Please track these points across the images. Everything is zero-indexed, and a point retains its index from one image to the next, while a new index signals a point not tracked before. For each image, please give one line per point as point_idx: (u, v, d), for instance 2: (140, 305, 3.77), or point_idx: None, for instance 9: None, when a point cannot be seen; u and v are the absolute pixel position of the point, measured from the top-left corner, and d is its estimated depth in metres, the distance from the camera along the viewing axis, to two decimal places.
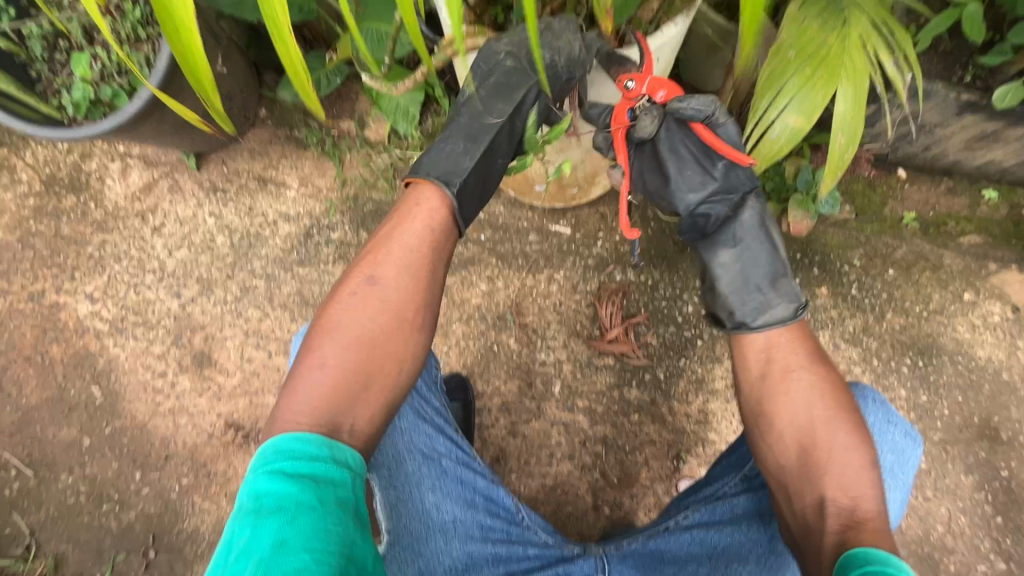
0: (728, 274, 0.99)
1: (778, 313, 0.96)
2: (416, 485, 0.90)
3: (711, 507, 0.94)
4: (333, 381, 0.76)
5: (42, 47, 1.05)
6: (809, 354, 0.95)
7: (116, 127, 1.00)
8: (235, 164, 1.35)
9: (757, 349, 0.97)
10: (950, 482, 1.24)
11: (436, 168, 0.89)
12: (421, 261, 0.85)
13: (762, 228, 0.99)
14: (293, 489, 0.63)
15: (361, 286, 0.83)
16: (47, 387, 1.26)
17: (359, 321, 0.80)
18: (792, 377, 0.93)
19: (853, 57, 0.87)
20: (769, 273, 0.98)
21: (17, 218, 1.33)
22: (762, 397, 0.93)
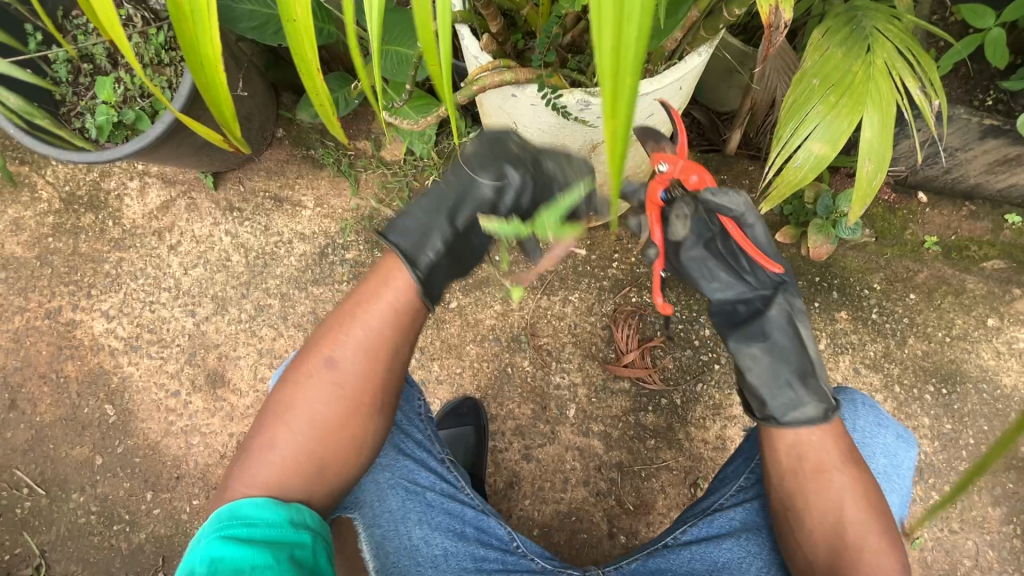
0: (757, 367, 0.87)
1: (808, 412, 0.82)
2: (402, 521, 0.84)
3: (709, 521, 0.91)
4: (285, 471, 0.71)
5: (68, 71, 1.06)
6: (848, 455, 0.81)
7: (138, 150, 1.01)
8: (252, 183, 1.36)
9: (788, 445, 0.82)
10: (976, 515, 1.20)
11: (402, 234, 0.78)
12: (384, 344, 0.76)
13: (793, 322, 0.89)
14: (249, 553, 0.61)
15: (319, 367, 0.75)
16: (61, 405, 1.26)
17: (314, 406, 0.73)
18: (826, 478, 0.79)
19: (877, 84, 0.87)
20: (801, 370, 0.85)
21: (36, 235, 1.34)
22: (792, 495, 0.80)
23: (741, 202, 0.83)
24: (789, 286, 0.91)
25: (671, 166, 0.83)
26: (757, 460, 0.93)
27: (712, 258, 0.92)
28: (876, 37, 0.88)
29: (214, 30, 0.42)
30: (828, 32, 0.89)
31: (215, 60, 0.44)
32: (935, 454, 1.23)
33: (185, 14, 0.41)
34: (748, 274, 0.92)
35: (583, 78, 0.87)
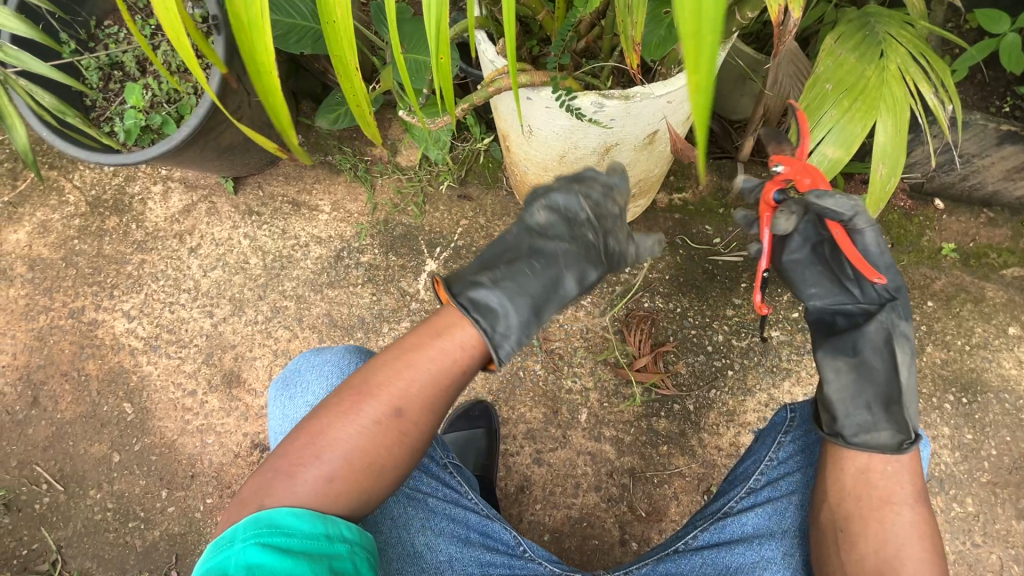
0: (838, 382, 0.85)
1: (881, 438, 0.80)
2: (404, 528, 0.83)
3: (720, 526, 0.91)
4: (333, 512, 0.63)
5: (99, 78, 1.11)
6: (919, 496, 0.78)
7: (164, 153, 1.04)
8: (271, 188, 1.39)
9: (855, 467, 0.80)
10: (1001, 528, 1.17)
11: (480, 303, 0.72)
12: (450, 401, 0.71)
13: (890, 341, 0.83)
14: (287, 564, 0.57)
15: (383, 415, 0.67)
16: (81, 403, 1.29)
17: (369, 450, 0.66)
18: (891, 511, 0.77)
19: (891, 89, 0.87)
20: (887, 396, 0.82)
21: (62, 237, 1.38)
22: (849, 516, 0.78)
23: (850, 207, 0.79)
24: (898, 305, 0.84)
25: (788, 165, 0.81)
26: (766, 462, 0.93)
27: (815, 263, 0.90)
28: (889, 42, 0.89)
29: (266, 38, 0.43)
30: (840, 37, 0.89)
31: (269, 68, 0.44)
32: (956, 465, 1.20)
33: (244, 27, 0.42)
34: (854, 284, 0.88)
35: (596, 82, 0.88)
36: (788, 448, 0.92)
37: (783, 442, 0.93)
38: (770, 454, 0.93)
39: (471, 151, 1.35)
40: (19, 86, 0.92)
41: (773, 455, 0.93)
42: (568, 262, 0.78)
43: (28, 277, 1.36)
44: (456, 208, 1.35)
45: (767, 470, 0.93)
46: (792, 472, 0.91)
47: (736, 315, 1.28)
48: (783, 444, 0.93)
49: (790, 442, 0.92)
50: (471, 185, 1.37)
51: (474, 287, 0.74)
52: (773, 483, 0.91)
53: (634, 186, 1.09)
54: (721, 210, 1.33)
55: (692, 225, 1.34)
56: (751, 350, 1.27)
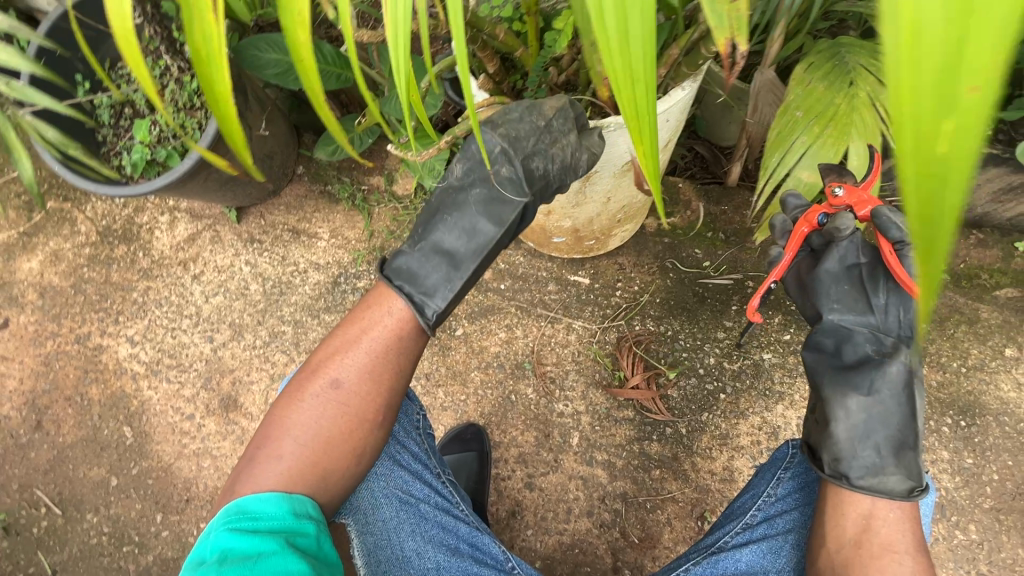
0: (848, 421, 0.85)
1: (890, 483, 0.82)
2: (394, 530, 0.84)
3: (713, 561, 0.89)
4: (296, 484, 0.71)
5: (110, 115, 1.17)
6: (919, 542, 0.80)
7: (167, 185, 1.10)
8: (272, 217, 1.44)
9: (857, 511, 0.82)
10: (1007, 557, 1.13)
11: (404, 273, 0.82)
12: (388, 366, 0.79)
13: (910, 386, 0.85)
14: (254, 542, 0.64)
15: (323, 388, 0.77)
16: (83, 427, 1.31)
17: (317, 421, 0.75)
18: (893, 560, 0.78)
19: (862, 115, 0.89)
20: (896, 440, 0.84)
21: (73, 266, 1.43)
22: (848, 564, 0.79)
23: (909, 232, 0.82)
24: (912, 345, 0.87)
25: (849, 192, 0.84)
26: (765, 496, 0.92)
27: (844, 281, 0.91)
28: (859, 71, 0.91)
29: (228, 69, 0.40)
30: (810, 67, 0.92)
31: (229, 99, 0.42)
32: (957, 491, 1.18)
33: (203, 60, 0.40)
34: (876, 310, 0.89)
35: None
36: (787, 485, 0.92)
37: (782, 478, 0.92)
38: (769, 489, 0.92)
39: None
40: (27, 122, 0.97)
41: (772, 491, 0.92)
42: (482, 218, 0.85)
43: (39, 304, 1.41)
44: None
45: (765, 507, 0.91)
46: (789, 510, 0.91)
47: (728, 338, 1.29)
48: (781, 480, 0.92)
49: (789, 479, 0.92)
50: None
51: (401, 256, 0.84)
52: (769, 520, 0.90)
53: (619, 212, 1.12)
54: (710, 234, 1.35)
55: (682, 249, 1.35)
56: (743, 372, 1.26)
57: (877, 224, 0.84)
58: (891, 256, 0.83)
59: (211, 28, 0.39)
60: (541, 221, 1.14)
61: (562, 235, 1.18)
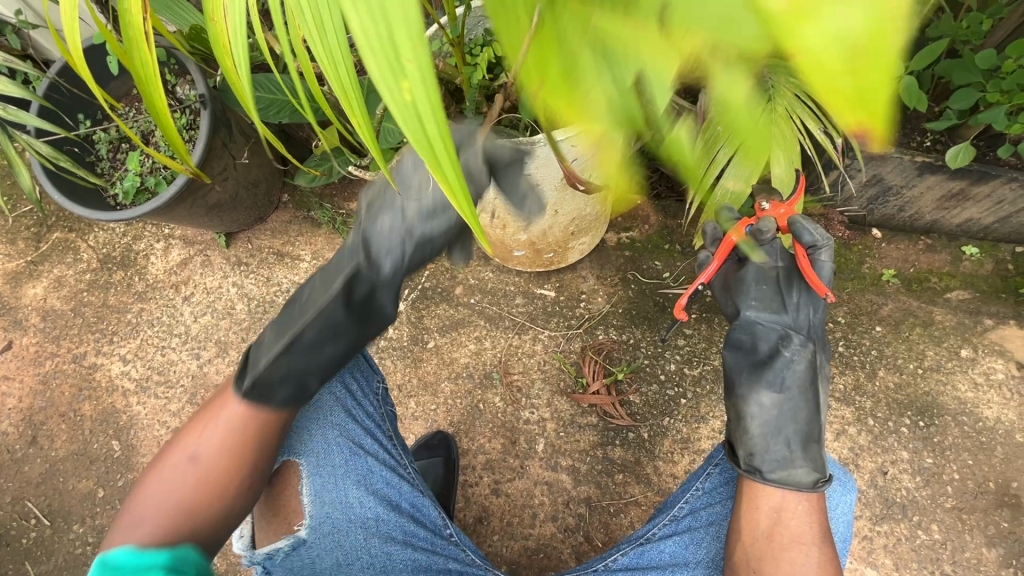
0: (762, 416, 0.91)
1: (799, 475, 0.87)
2: (341, 476, 0.90)
3: (640, 551, 0.93)
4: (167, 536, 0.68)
5: (108, 149, 1.30)
6: (826, 533, 0.83)
7: (155, 209, 1.21)
8: (258, 241, 1.54)
9: (769, 505, 0.85)
10: (970, 556, 1.14)
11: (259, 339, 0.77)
12: (251, 442, 0.74)
13: (814, 379, 0.94)
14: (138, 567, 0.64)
15: (179, 463, 0.73)
16: (74, 441, 1.38)
17: (170, 496, 0.71)
18: (801, 551, 0.81)
19: (781, 128, 0.97)
20: (805, 433, 0.90)
21: (74, 290, 1.54)
22: (763, 558, 0.81)
23: (821, 237, 0.91)
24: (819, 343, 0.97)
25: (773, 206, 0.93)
26: (693, 491, 0.95)
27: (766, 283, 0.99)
28: None
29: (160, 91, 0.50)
30: None
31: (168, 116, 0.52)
32: (918, 490, 1.19)
33: (144, 81, 0.49)
34: (790, 309, 0.98)
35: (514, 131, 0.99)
36: (714, 479, 0.95)
37: (710, 474, 0.95)
38: (697, 484, 0.95)
39: None
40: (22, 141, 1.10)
41: (699, 485, 0.95)
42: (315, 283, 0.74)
43: (40, 327, 1.51)
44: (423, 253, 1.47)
45: (693, 500, 0.94)
46: (713, 504, 0.94)
47: (688, 344, 1.33)
48: (710, 476, 0.95)
49: (717, 474, 0.95)
50: None
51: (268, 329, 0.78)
52: (694, 513, 0.93)
53: (570, 224, 1.20)
54: (668, 246, 1.41)
55: (643, 261, 1.41)
56: (703, 377, 1.30)
57: (793, 231, 0.92)
58: (805, 260, 0.92)
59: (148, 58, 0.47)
60: (500, 235, 1.21)
61: (521, 248, 1.26)
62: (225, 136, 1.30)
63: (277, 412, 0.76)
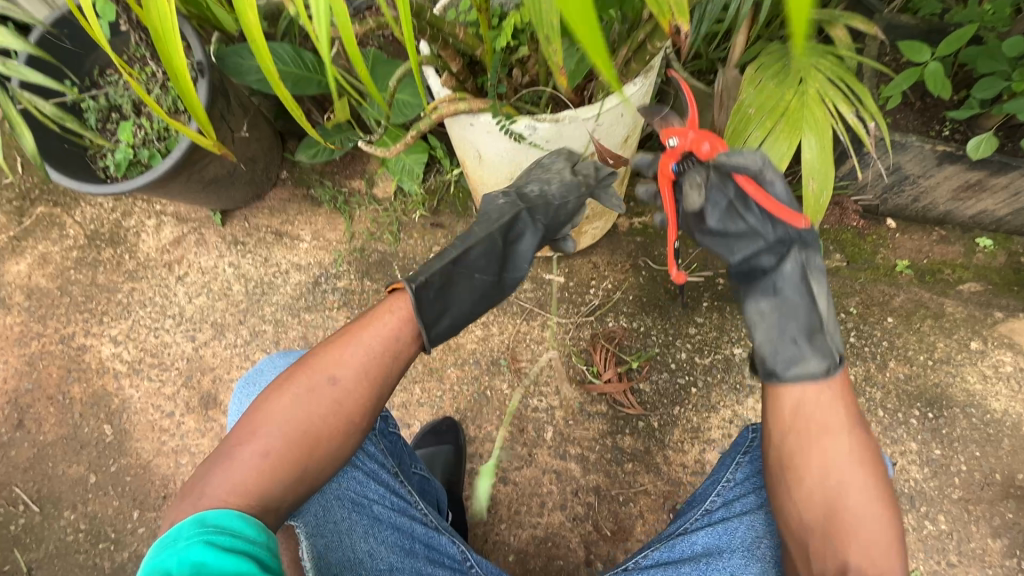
0: (763, 323, 0.87)
1: (813, 368, 0.81)
2: (346, 532, 0.83)
3: (671, 544, 0.93)
4: (271, 479, 0.65)
5: (97, 119, 1.22)
6: (854, 416, 0.79)
7: (150, 182, 1.14)
8: (256, 220, 1.48)
9: (788, 400, 0.82)
10: (975, 547, 1.15)
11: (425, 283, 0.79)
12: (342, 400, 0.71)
13: (807, 277, 0.86)
14: (229, 561, 0.54)
15: (310, 390, 0.70)
16: (64, 425, 1.33)
17: (292, 422, 0.68)
18: (831, 440, 0.77)
19: (811, 111, 0.95)
20: (809, 327, 0.84)
21: (60, 268, 1.46)
22: (794, 454, 0.79)
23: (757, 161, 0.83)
24: (809, 241, 0.87)
25: (681, 138, 0.84)
26: (723, 482, 0.93)
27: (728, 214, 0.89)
28: (808, 69, 0.97)
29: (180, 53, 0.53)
30: (762, 66, 0.98)
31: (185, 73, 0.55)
32: (925, 482, 1.19)
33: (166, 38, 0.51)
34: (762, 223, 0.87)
35: (536, 108, 0.94)
36: (746, 469, 0.93)
37: (740, 463, 0.93)
38: (727, 475, 0.94)
39: (442, 182, 1.43)
40: (24, 99, 1.05)
41: (730, 476, 0.93)
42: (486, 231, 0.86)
43: (25, 305, 1.44)
44: (429, 235, 1.43)
45: (725, 492, 0.93)
46: (747, 493, 0.92)
47: (699, 333, 1.31)
48: (741, 465, 0.93)
49: (747, 463, 0.93)
50: (443, 213, 1.44)
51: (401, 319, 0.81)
52: (727, 503, 0.92)
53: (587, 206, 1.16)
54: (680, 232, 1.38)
55: (654, 248, 1.38)
56: (714, 367, 1.28)
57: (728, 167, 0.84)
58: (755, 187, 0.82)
59: (163, 10, 0.49)
60: None
61: None
62: (225, 107, 1.24)
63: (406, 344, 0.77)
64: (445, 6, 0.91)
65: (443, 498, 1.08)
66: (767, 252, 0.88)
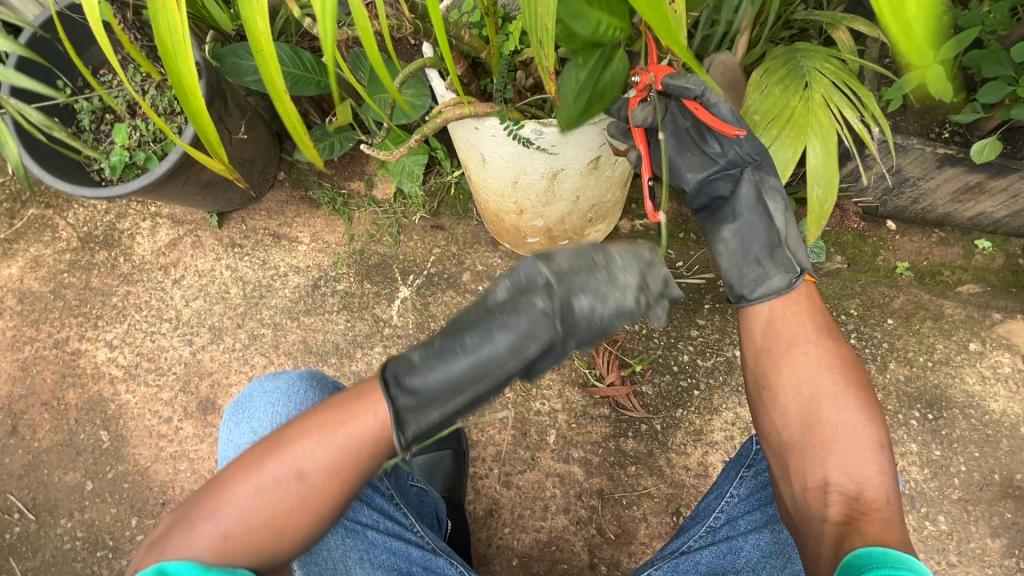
0: (726, 250, 0.86)
1: (776, 284, 0.82)
2: (341, 561, 0.84)
3: (674, 564, 0.92)
4: (235, 552, 0.67)
5: (91, 120, 1.20)
6: (821, 325, 0.80)
7: (147, 186, 1.12)
8: (253, 222, 1.46)
9: (757, 321, 0.83)
10: (975, 547, 1.16)
11: (405, 385, 0.72)
12: (316, 495, 0.69)
13: (762, 196, 0.84)
14: None
15: (281, 477, 0.69)
16: (59, 431, 1.31)
17: (258, 507, 0.68)
18: (799, 352, 0.78)
19: (817, 116, 0.95)
20: (768, 243, 0.83)
21: (53, 271, 1.44)
22: (767, 372, 0.80)
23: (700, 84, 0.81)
24: (761, 161, 0.86)
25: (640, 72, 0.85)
26: (726, 499, 0.93)
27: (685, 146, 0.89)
28: (813, 74, 0.97)
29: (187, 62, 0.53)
30: (767, 71, 0.97)
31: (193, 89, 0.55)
32: (926, 483, 1.20)
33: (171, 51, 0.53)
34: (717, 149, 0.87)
35: (541, 112, 0.95)
36: (748, 485, 0.93)
37: (744, 478, 0.93)
38: (732, 490, 0.93)
39: (442, 184, 1.42)
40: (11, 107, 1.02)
41: (734, 492, 0.92)
42: (505, 339, 0.72)
43: (17, 309, 1.42)
44: (429, 237, 1.41)
45: (728, 508, 0.93)
46: (750, 510, 0.92)
47: (701, 335, 1.31)
48: (744, 480, 0.93)
49: (750, 478, 0.93)
50: (443, 215, 1.43)
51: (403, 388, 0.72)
52: (731, 521, 0.92)
53: (590, 210, 1.15)
54: (681, 234, 1.38)
55: (655, 250, 1.38)
56: (716, 369, 1.28)
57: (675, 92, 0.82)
58: (703, 113, 0.82)
59: (175, 22, 0.51)
60: (515, 220, 1.16)
61: (535, 235, 1.21)
62: (222, 108, 1.22)
63: (379, 441, 0.70)
64: (448, 7, 0.90)
65: (440, 509, 1.07)
66: (723, 177, 0.87)
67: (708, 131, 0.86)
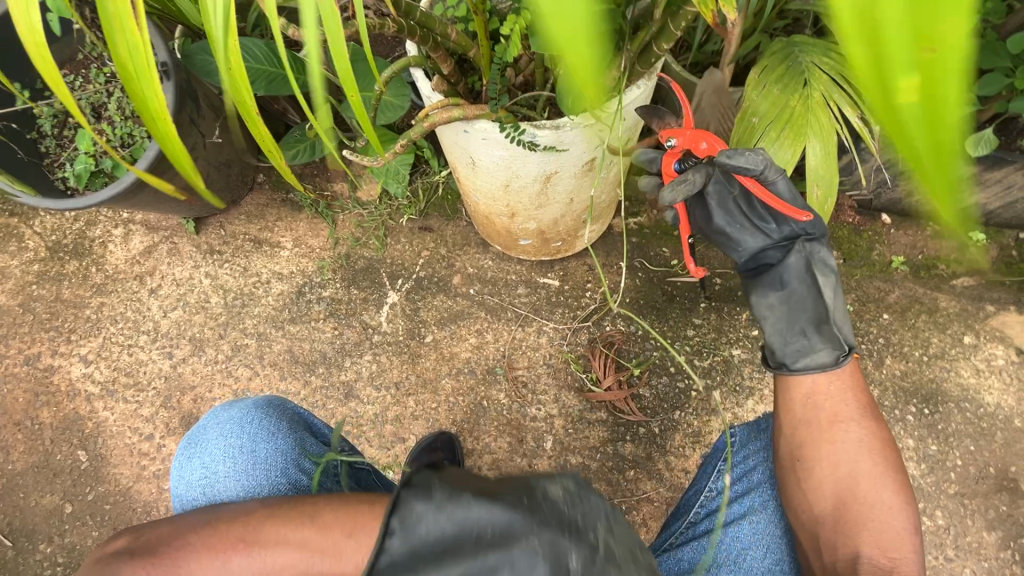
0: (770, 316, 0.86)
1: (821, 359, 0.81)
2: None
3: (658, 562, 0.91)
4: None
5: (53, 125, 1.13)
6: (864, 404, 0.80)
7: (115, 195, 1.06)
8: (232, 227, 1.40)
9: (800, 394, 0.82)
10: (972, 541, 1.17)
11: (406, 525, 0.54)
12: None
13: (811, 269, 0.84)
14: None
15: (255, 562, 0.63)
16: (34, 452, 1.26)
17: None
18: (840, 429, 0.78)
19: (817, 115, 0.92)
20: (815, 317, 0.83)
21: (20, 283, 1.37)
22: (803, 445, 0.79)
23: (759, 160, 0.77)
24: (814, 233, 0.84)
25: (679, 137, 0.80)
26: (705, 492, 0.91)
27: (734, 215, 0.86)
28: (811, 71, 0.94)
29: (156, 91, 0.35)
30: (765, 69, 0.95)
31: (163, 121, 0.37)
32: (923, 478, 1.21)
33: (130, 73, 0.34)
34: (767, 221, 0.85)
35: (532, 113, 0.91)
36: (727, 477, 0.90)
37: (721, 471, 0.90)
38: (709, 484, 0.91)
39: (429, 185, 1.37)
40: None
41: (712, 486, 0.90)
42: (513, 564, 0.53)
43: None
44: (417, 239, 1.37)
45: (707, 503, 0.90)
46: (731, 502, 0.88)
47: (697, 335, 1.28)
48: (721, 473, 0.90)
49: (729, 471, 0.90)
50: (431, 217, 1.38)
51: (423, 500, 0.55)
52: (711, 515, 0.89)
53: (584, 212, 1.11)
54: (676, 232, 1.35)
55: (650, 248, 1.35)
56: (713, 369, 1.26)
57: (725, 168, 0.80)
58: (757, 191, 0.79)
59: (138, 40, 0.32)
60: (505, 223, 1.12)
61: (527, 238, 1.17)
62: (195, 110, 1.16)
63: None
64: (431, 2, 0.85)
65: None
66: (775, 248, 0.86)
67: (758, 203, 0.84)
